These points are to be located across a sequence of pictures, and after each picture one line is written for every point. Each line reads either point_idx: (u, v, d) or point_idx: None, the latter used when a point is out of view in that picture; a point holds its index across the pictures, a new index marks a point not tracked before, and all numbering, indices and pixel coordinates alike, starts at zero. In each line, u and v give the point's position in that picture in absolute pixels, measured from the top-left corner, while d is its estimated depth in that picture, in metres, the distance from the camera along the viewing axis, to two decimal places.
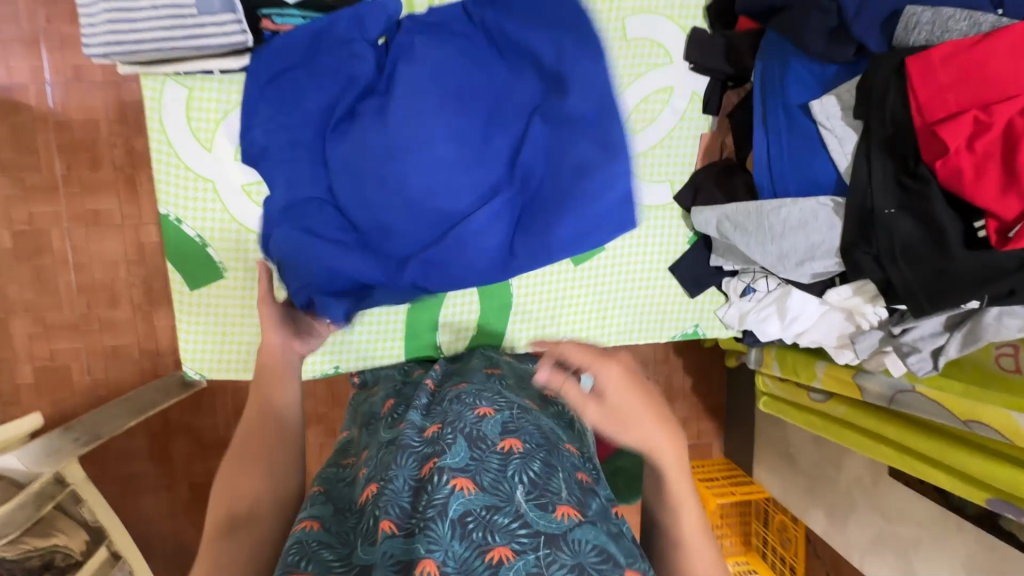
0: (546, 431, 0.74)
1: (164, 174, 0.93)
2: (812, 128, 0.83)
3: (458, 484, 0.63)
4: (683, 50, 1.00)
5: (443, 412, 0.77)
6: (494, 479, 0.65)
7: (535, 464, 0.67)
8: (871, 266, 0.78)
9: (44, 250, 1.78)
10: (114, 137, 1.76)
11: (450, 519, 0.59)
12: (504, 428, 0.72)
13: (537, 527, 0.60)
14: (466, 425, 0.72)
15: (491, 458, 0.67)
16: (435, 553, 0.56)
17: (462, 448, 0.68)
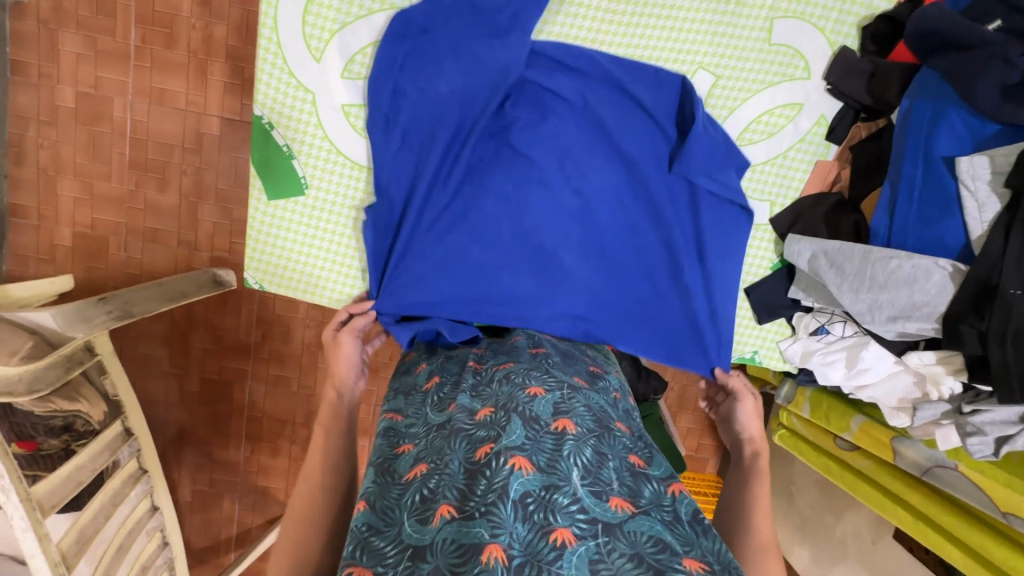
0: (596, 412, 0.75)
1: (267, 74, 0.89)
2: (951, 185, 0.78)
3: (515, 464, 0.62)
4: (825, 67, 0.94)
5: (492, 394, 0.75)
6: (550, 460, 0.64)
7: (588, 449, 0.67)
8: (974, 342, 0.75)
9: (104, 118, 1.75)
10: (195, 19, 1.70)
11: (512, 501, 0.58)
12: (555, 408, 0.72)
13: (594, 514, 0.59)
14: (518, 405, 0.71)
15: (545, 440, 0.67)
16: (500, 537, 0.55)
17: (517, 429, 0.67)
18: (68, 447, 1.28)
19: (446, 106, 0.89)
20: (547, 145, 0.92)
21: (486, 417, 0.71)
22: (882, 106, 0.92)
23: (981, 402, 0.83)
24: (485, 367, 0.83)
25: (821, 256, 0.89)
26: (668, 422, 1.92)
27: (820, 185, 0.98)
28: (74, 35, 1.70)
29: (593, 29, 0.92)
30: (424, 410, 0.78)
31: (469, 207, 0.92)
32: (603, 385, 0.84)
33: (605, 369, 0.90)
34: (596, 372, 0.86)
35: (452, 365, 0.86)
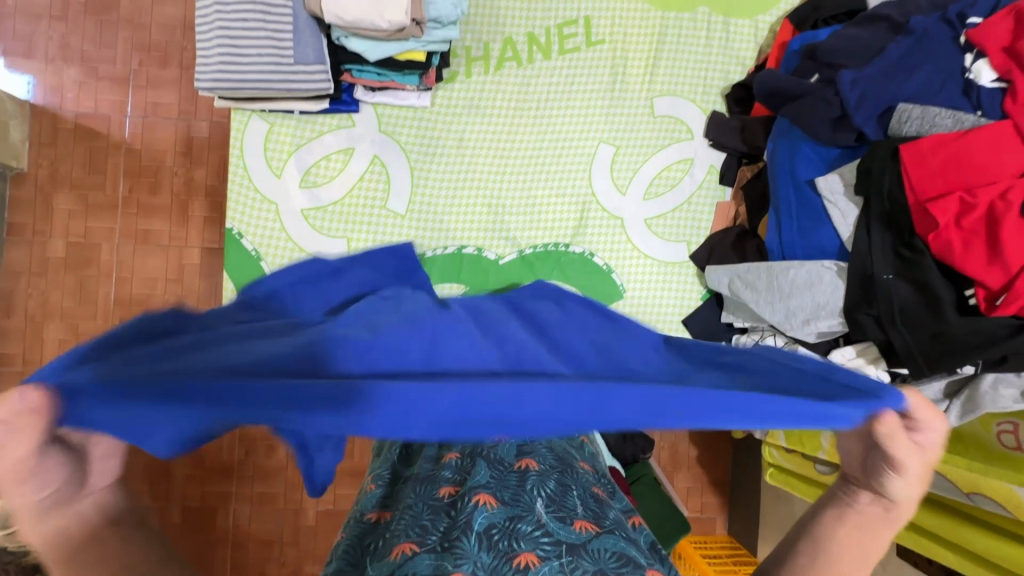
0: (559, 451, 0.80)
1: (235, 193, 1.04)
2: (817, 201, 0.93)
3: (480, 500, 0.67)
4: (703, 128, 1.13)
5: (458, 441, 0.80)
6: (514, 495, 0.69)
7: (551, 481, 0.73)
8: (873, 327, 0.85)
9: (91, 262, 1.89)
10: (177, 166, 1.93)
11: (476, 533, 0.63)
12: (518, 450, 0.78)
13: (558, 536, 0.64)
14: (484, 449, 0.77)
15: (509, 476, 0.72)
16: (464, 567, 0.60)
17: (482, 469, 0.73)
18: None
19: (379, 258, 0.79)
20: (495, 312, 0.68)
21: (451, 461, 0.76)
22: (756, 151, 1.09)
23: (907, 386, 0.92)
24: None
25: (737, 280, 1.01)
26: (663, 481, 1.89)
27: (725, 222, 1.13)
28: (67, 194, 1.89)
29: (506, 128, 1.10)
30: (391, 462, 0.84)
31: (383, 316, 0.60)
32: (568, 433, 0.89)
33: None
34: None
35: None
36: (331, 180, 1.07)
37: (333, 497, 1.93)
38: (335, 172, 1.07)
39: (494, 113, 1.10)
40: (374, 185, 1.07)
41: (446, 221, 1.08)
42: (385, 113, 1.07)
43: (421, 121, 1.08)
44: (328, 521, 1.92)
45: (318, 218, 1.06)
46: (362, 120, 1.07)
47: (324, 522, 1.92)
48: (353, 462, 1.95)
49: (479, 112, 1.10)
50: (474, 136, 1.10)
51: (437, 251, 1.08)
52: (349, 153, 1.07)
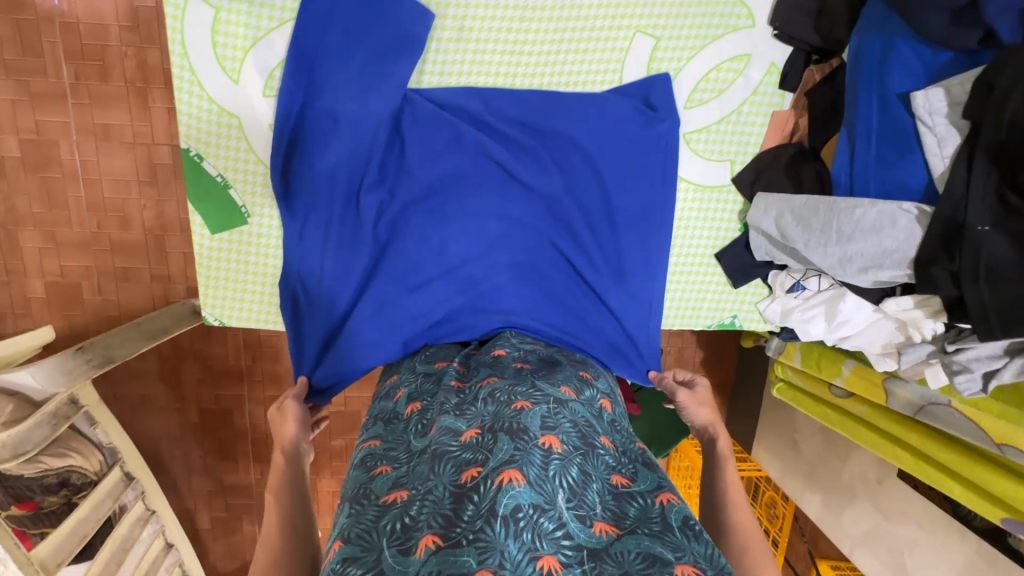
0: (582, 426, 0.70)
1: (185, 105, 0.85)
2: (909, 123, 0.75)
3: (505, 478, 0.59)
4: (769, 12, 0.89)
5: (478, 412, 0.71)
6: (541, 475, 0.60)
7: (573, 469, 0.63)
8: (947, 283, 0.72)
9: (52, 162, 1.70)
10: (125, 46, 1.63)
11: (502, 517, 0.55)
12: (543, 421, 0.67)
13: (579, 539, 0.57)
14: (504, 422, 0.67)
15: (533, 453, 0.63)
16: (490, 561, 0.52)
17: (504, 444, 0.63)
18: (70, 501, 1.29)
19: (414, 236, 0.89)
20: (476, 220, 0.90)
21: (472, 440, 0.66)
22: (832, 46, 0.87)
23: (963, 339, 0.81)
24: (467, 385, 0.78)
25: (787, 214, 0.87)
26: None
27: (778, 137, 0.94)
28: (4, 81, 1.63)
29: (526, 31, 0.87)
30: (406, 440, 0.73)
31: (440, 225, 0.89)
32: (589, 395, 0.78)
33: (596, 373, 0.85)
34: (584, 380, 0.81)
35: (430, 385, 0.81)
36: None
37: (343, 399, 1.97)
38: None
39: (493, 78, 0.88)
40: None
41: None
42: None
43: None
44: (340, 420, 1.99)
45: None
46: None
47: (337, 421, 1.99)
48: None
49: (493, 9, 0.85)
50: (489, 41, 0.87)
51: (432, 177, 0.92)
52: None
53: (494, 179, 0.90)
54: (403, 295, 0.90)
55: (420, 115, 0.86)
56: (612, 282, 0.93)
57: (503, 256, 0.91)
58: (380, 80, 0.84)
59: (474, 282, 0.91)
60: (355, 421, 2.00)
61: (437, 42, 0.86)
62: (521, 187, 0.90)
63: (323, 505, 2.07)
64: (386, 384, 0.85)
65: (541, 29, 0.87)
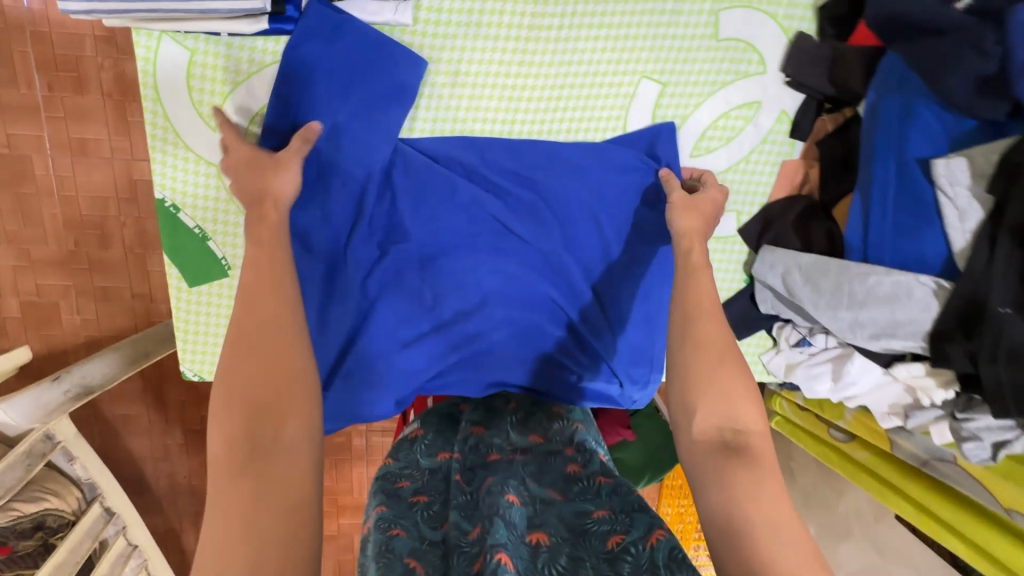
0: (570, 518, 0.65)
1: (159, 153, 0.79)
2: (928, 192, 0.71)
3: (500, 561, 0.54)
4: (780, 58, 0.84)
5: (466, 510, 0.67)
6: (530, 571, 0.56)
7: (564, 560, 0.59)
8: (963, 360, 0.69)
9: (26, 178, 1.63)
10: (102, 57, 1.55)
11: None
12: (528, 521, 0.64)
13: None
14: (496, 509, 0.62)
15: (520, 550, 0.59)
16: None
17: (501, 527, 0.59)
18: (46, 542, 1.25)
19: (405, 288, 0.85)
20: (470, 275, 0.85)
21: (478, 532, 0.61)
22: (847, 97, 0.82)
23: (974, 409, 0.79)
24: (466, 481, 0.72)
25: (796, 272, 0.83)
26: (663, 410, 1.89)
27: (788, 187, 0.90)
28: None
29: (523, 71, 0.82)
30: (416, 520, 0.66)
31: (432, 278, 0.85)
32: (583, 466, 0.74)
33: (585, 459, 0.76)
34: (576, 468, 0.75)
35: (438, 482, 0.74)
36: None
37: None
38: None
39: (489, 125, 0.85)
40: None
41: None
42: None
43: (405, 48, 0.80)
44: (330, 440, 1.95)
45: None
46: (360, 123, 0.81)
47: (326, 442, 1.95)
48: None
49: (490, 51, 0.81)
50: (485, 84, 0.82)
51: None
52: None
53: (490, 233, 0.85)
54: (394, 353, 0.85)
55: (412, 167, 0.83)
56: (611, 339, 0.88)
57: (499, 312, 0.86)
58: (369, 133, 0.80)
59: (467, 339, 0.86)
60: (345, 441, 1.96)
61: (431, 86, 0.82)
62: (518, 240, 0.86)
63: None
64: (385, 471, 0.77)
65: (540, 75, 0.83)
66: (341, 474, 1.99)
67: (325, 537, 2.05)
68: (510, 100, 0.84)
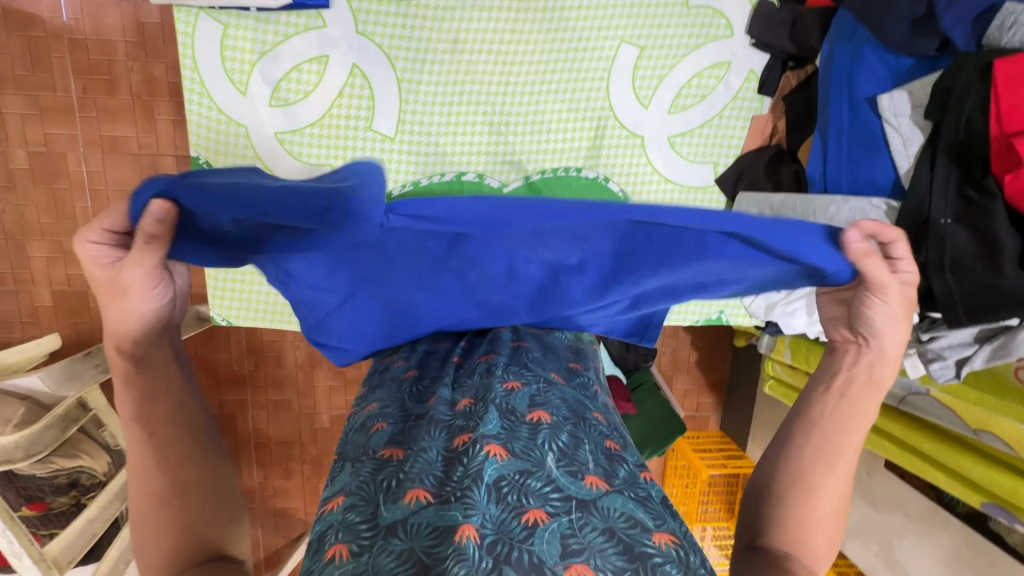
0: (572, 403, 0.77)
1: (195, 115, 0.90)
2: (876, 125, 0.80)
3: (490, 451, 0.65)
4: (746, 23, 0.94)
5: (471, 385, 0.77)
6: (525, 447, 0.67)
7: (563, 435, 0.70)
8: (915, 275, 0.77)
9: (60, 174, 1.75)
10: (132, 61, 1.69)
11: (486, 484, 0.61)
12: (531, 400, 0.75)
13: (568, 492, 0.63)
14: (494, 396, 0.73)
15: (521, 428, 0.70)
16: (474, 517, 0.57)
17: (493, 418, 0.69)
18: (79, 502, 1.32)
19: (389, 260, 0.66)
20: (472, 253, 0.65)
21: (465, 410, 0.73)
22: (806, 53, 0.92)
23: (936, 329, 0.87)
24: (467, 362, 0.84)
25: (767, 212, 0.92)
26: (663, 386, 1.95)
27: (759, 139, 0.99)
28: (15, 96, 1.69)
29: (515, 34, 0.91)
30: (401, 399, 0.79)
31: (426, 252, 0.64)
32: (582, 379, 0.85)
33: (585, 364, 0.89)
34: (576, 367, 0.87)
35: (409, 426, 0.74)
36: (306, 96, 0.91)
37: (344, 403, 2.00)
38: (310, 85, 0.91)
39: (487, 86, 0.93)
40: (352, 104, 0.92)
41: (441, 140, 0.95)
42: (361, 7, 0.88)
43: (409, 14, 0.88)
44: (342, 423, 2.02)
45: (296, 143, 0.93)
46: (380, 84, 0.91)
47: (338, 424, 2.02)
48: (360, 370, 1.99)
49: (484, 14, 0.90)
50: (479, 50, 0.91)
51: (433, 179, 0.97)
52: (325, 62, 0.90)
53: None
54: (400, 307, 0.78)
55: None
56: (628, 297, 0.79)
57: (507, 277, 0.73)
58: None
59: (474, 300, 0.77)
60: None
61: (433, 52, 0.91)
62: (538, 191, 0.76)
63: None
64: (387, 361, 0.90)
65: (529, 39, 0.92)
66: None
67: None
68: (505, 65, 0.93)
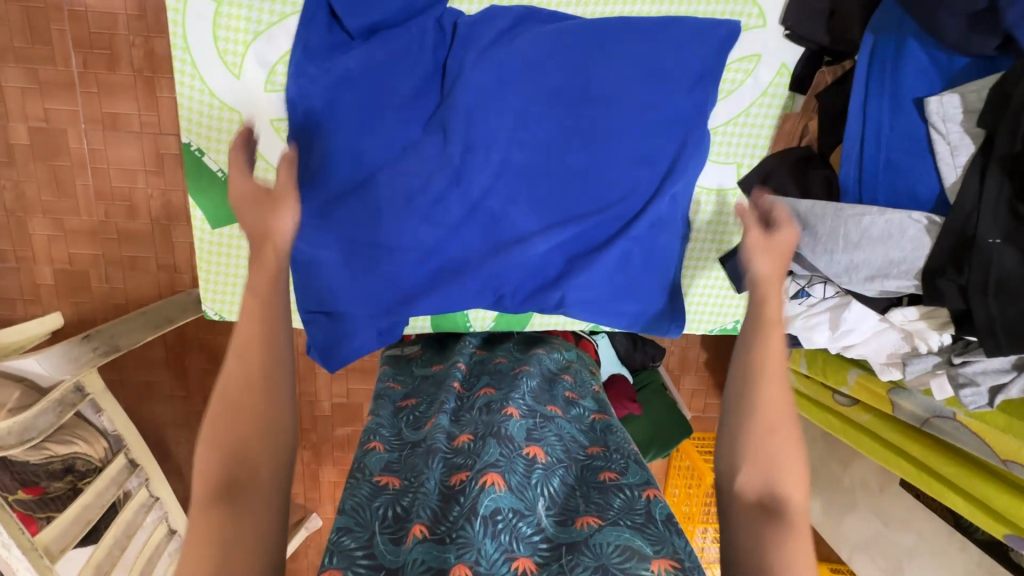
0: (567, 443, 0.74)
1: (186, 99, 0.85)
2: (922, 130, 0.73)
3: (487, 481, 0.62)
4: (780, 11, 0.86)
5: (472, 420, 0.74)
6: (522, 482, 0.64)
7: (555, 479, 0.68)
8: (955, 296, 0.70)
9: (61, 151, 1.71)
10: (133, 35, 1.64)
11: (481, 517, 0.59)
12: (528, 434, 0.71)
13: (557, 542, 0.61)
14: (494, 428, 0.70)
15: (518, 462, 0.66)
16: (468, 556, 0.56)
17: (491, 448, 0.66)
18: (75, 486, 1.33)
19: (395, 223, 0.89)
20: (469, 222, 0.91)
21: (465, 446, 0.70)
22: (844, 47, 0.85)
23: (971, 353, 0.80)
24: (469, 391, 0.82)
25: (793, 219, 0.85)
26: (670, 386, 1.91)
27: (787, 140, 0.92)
28: (14, 69, 1.64)
29: None
30: (398, 427, 0.79)
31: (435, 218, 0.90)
32: (577, 413, 0.81)
33: (582, 393, 0.86)
34: (573, 398, 0.83)
35: (414, 459, 0.72)
36: None
37: (346, 391, 1.99)
38: None
39: None
40: None
41: None
42: None
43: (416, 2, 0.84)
44: (343, 410, 2.00)
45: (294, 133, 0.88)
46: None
47: (339, 412, 2.01)
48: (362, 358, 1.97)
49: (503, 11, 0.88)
50: None
51: None
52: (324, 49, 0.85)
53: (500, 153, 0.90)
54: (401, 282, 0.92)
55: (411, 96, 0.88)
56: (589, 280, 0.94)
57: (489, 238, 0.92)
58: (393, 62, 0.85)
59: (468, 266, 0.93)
60: (358, 412, 2.02)
61: None
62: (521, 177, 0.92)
63: (324, 495, 2.09)
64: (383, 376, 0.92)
65: None
66: (353, 444, 2.04)
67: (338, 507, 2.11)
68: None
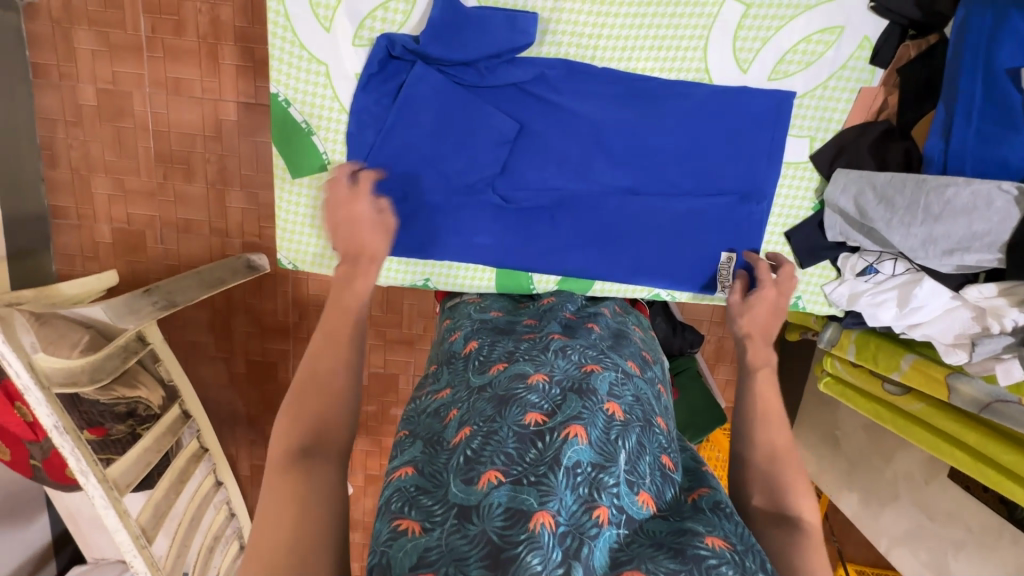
0: (644, 403, 0.77)
1: (278, 49, 0.90)
2: (1017, 99, 0.74)
3: (569, 432, 0.65)
4: None
5: (547, 362, 0.77)
6: (602, 437, 0.67)
7: (632, 436, 0.70)
8: None
9: (126, 113, 1.77)
10: (200, 2, 1.68)
11: (562, 468, 0.62)
12: (610, 388, 0.74)
13: (623, 504, 0.63)
14: (575, 381, 0.73)
15: (599, 416, 0.69)
16: (548, 502, 0.59)
17: (574, 400, 0.70)
18: (135, 432, 1.36)
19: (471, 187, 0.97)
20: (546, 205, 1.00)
21: (540, 385, 0.73)
22: (933, 19, 0.84)
23: None
24: (538, 336, 0.86)
25: (868, 191, 0.85)
26: (707, 374, 1.89)
27: (865, 115, 0.92)
28: (86, 31, 1.70)
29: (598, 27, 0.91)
30: (467, 377, 0.81)
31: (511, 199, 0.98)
32: (651, 377, 0.86)
33: (655, 359, 0.91)
34: (648, 361, 0.89)
35: (485, 407, 0.73)
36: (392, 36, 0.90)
37: (383, 361, 2.02)
38: (397, 26, 0.90)
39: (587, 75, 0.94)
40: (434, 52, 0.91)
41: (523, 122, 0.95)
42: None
43: None
44: (379, 381, 2.04)
45: (376, 84, 0.92)
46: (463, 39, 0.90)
47: (375, 382, 2.05)
48: (401, 331, 2.00)
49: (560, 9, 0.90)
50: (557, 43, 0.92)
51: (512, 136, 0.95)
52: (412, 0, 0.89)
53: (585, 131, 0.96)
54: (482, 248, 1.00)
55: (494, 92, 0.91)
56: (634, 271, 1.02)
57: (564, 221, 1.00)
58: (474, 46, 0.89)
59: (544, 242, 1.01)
60: (393, 383, 2.05)
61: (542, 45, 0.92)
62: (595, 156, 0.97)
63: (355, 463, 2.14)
64: (444, 329, 0.97)
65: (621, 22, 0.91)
66: (386, 415, 2.08)
67: (368, 476, 2.16)
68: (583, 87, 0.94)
